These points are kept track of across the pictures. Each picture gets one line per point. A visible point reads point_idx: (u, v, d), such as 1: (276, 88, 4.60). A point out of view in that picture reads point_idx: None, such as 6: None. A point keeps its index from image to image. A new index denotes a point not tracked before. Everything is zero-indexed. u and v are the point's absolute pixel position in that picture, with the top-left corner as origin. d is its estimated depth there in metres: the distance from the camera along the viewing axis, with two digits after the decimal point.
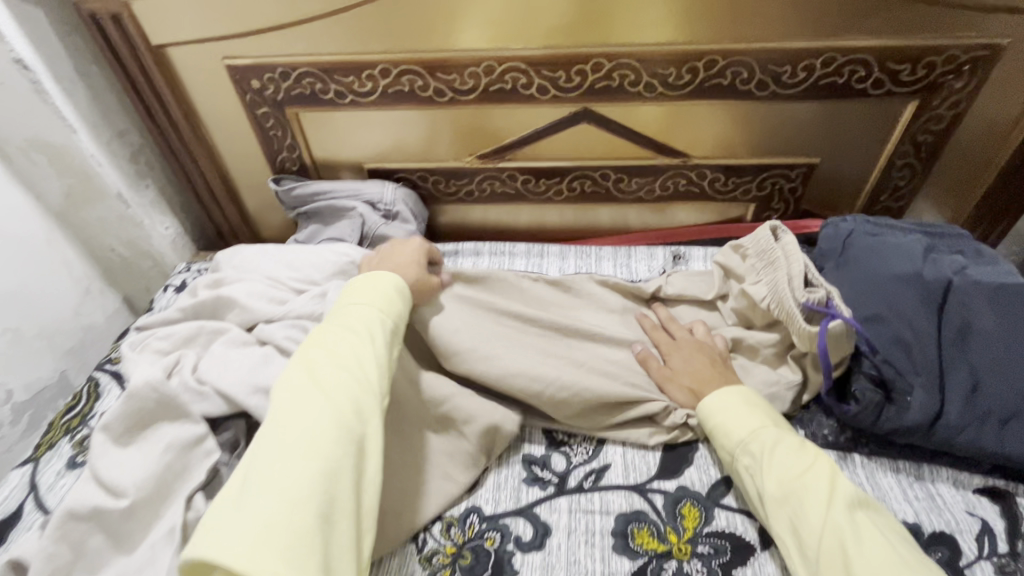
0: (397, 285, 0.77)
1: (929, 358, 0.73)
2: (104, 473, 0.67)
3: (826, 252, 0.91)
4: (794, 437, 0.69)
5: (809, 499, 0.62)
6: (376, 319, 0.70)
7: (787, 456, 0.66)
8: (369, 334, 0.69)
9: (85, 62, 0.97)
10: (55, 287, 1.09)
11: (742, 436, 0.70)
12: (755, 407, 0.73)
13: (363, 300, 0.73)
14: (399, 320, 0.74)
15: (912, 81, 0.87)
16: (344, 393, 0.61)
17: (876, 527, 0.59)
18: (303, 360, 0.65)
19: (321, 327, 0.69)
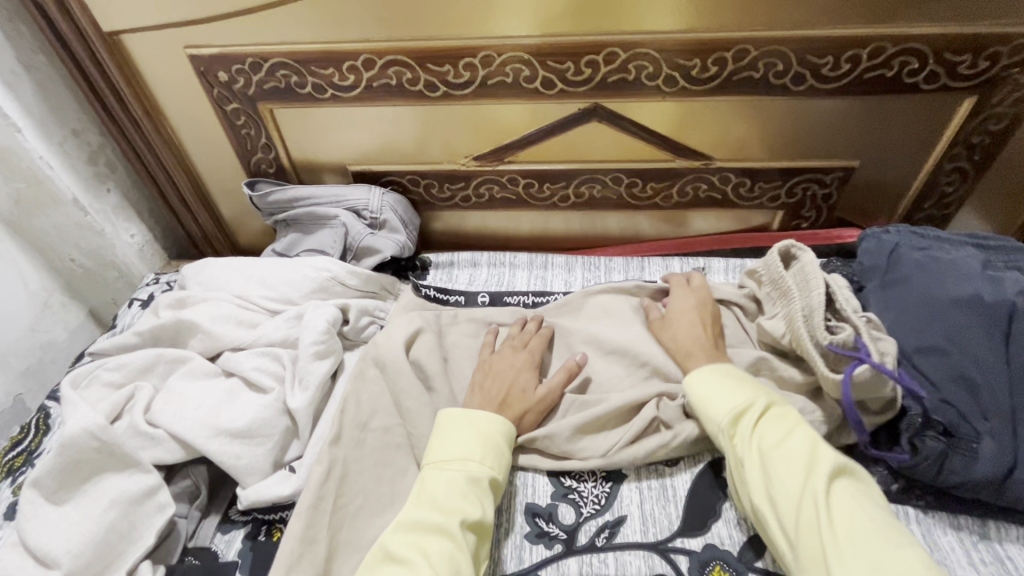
0: (504, 429, 0.68)
1: (1000, 400, 0.62)
2: (33, 538, 0.57)
3: (869, 268, 0.81)
4: (774, 404, 0.63)
5: (786, 468, 0.56)
6: (476, 471, 0.62)
7: (765, 424, 0.61)
8: (475, 491, 0.61)
9: (30, 51, 0.85)
10: (5, 301, 1.00)
11: (715, 407, 0.65)
12: (733, 376, 0.67)
13: (469, 447, 0.64)
14: (505, 471, 0.65)
15: (971, 74, 0.76)
16: (449, 566, 0.54)
17: (851, 495, 0.53)
18: (405, 525, 0.58)
19: (422, 481, 0.62)
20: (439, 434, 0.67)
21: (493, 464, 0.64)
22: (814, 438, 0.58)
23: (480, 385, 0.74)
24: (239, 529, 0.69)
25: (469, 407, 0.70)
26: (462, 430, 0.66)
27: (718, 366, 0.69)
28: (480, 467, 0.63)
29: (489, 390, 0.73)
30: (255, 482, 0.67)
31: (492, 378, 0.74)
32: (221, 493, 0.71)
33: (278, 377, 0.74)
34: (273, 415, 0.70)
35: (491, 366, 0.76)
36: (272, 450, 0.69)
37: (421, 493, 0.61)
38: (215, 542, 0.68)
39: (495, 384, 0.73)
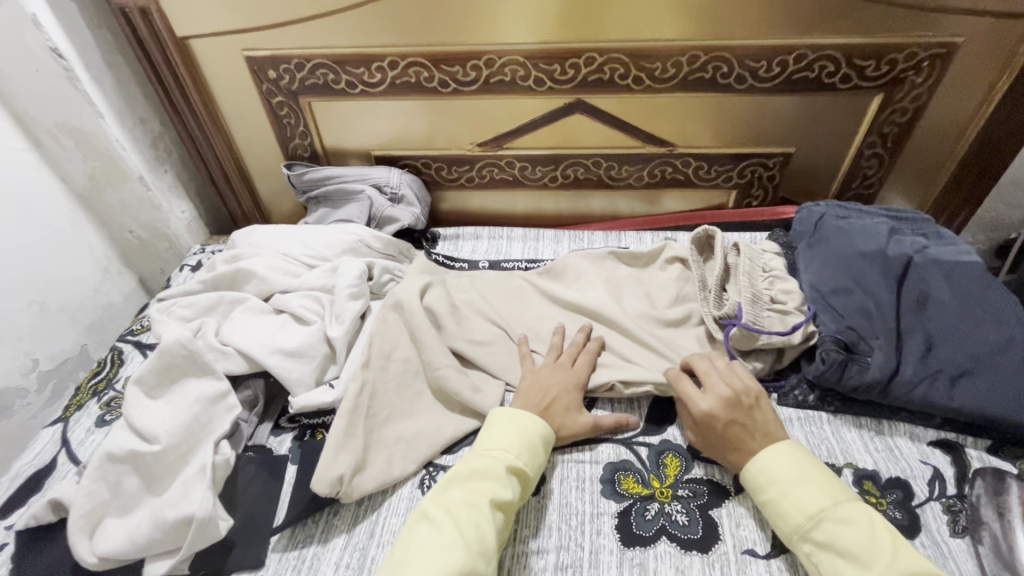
0: (544, 431, 0.75)
1: (888, 324, 0.81)
2: (138, 421, 0.73)
3: (800, 233, 1.00)
4: (869, 522, 0.60)
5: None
6: (510, 461, 0.69)
7: (859, 545, 0.59)
8: (507, 477, 0.68)
9: (112, 52, 1.03)
10: (76, 264, 1.15)
11: (803, 524, 0.62)
12: (810, 482, 0.65)
13: (508, 438, 0.72)
14: (537, 463, 0.73)
15: (877, 76, 0.95)
16: (471, 536, 0.62)
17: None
18: (444, 495, 0.67)
19: (463, 463, 0.70)
20: (488, 433, 0.74)
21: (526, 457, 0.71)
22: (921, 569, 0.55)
23: (524, 393, 0.80)
24: (288, 432, 0.85)
25: (514, 407, 0.77)
26: (507, 425, 0.74)
27: (768, 453, 0.69)
28: (514, 459, 0.70)
29: (532, 397, 0.79)
30: (303, 393, 0.83)
31: (536, 386, 0.81)
32: (273, 406, 0.88)
33: (319, 314, 0.91)
34: (317, 341, 0.87)
35: (538, 376, 0.83)
36: (316, 368, 0.86)
37: (464, 479, 0.68)
38: (270, 441, 0.84)
39: (540, 394, 0.80)
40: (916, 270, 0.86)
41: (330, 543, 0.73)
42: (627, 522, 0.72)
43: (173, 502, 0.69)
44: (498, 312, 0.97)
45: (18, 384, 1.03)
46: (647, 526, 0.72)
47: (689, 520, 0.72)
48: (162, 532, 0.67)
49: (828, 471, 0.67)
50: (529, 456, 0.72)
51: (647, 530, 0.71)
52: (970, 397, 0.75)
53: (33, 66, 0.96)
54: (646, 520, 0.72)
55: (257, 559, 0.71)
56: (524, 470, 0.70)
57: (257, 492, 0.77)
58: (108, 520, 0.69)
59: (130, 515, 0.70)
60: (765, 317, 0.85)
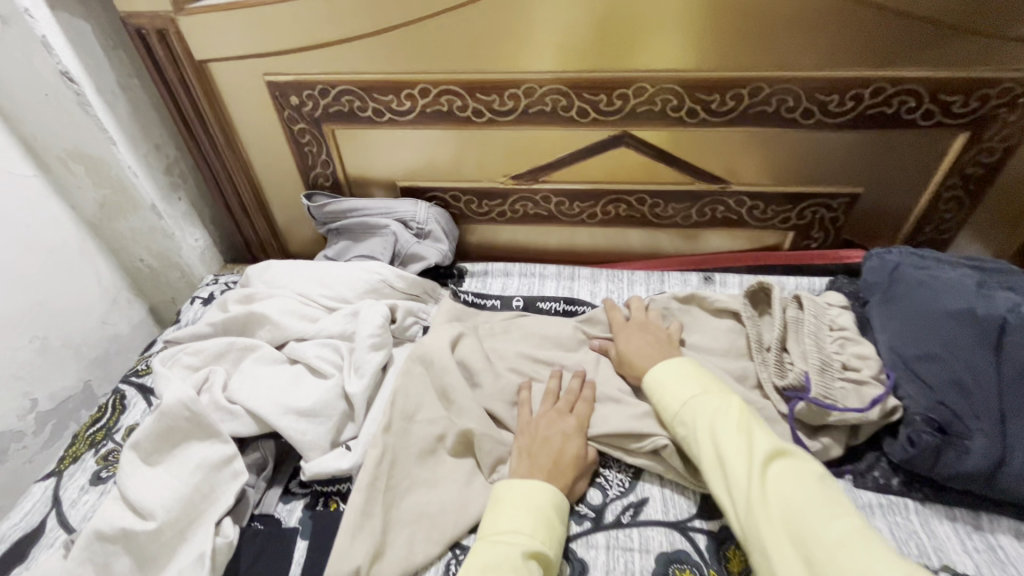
0: (556, 500, 0.68)
1: (989, 400, 0.68)
2: (133, 494, 0.65)
3: (873, 284, 0.89)
4: (726, 404, 0.69)
5: (733, 456, 0.63)
6: (526, 546, 0.62)
7: (715, 417, 0.68)
8: (527, 566, 0.60)
9: (127, 75, 0.98)
10: (82, 295, 1.09)
11: (677, 408, 0.73)
12: (688, 379, 0.75)
13: (520, 521, 0.65)
14: (555, 545, 0.65)
15: (964, 113, 0.85)
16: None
17: (797, 478, 0.59)
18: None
19: (470, 560, 0.62)
20: (491, 513, 0.67)
21: (543, 537, 0.64)
22: (756, 426, 0.65)
23: (529, 452, 0.73)
24: (299, 500, 0.76)
25: (520, 476, 0.70)
26: (513, 504, 0.67)
27: (669, 363, 0.78)
28: (529, 542, 0.62)
29: (537, 457, 0.72)
30: (316, 457, 0.75)
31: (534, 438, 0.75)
32: (284, 466, 0.79)
33: (337, 365, 0.83)
34: (334, 398, 0.78)
35: (538, 427, 0.76)
36: (331, 429, 0.77)
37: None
38: (278, 510, 0.75)
39: (544, 451, 0.73)
40: (1016, 335, 0.70)
41: None
42: None
43: None
44: (533, 365, 0.88)
45: (14, 427, 0.96)
46: None
47: None
48: None
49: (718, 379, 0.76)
50: (546, 535, 0.64)
51: None
52: None
53: (43, 91, 0.90)
54: None
55: None
56: (544, 556, 0.62)
57: (262, 574, 0.68)
58: None
59: None
60: (837, 389, 0.75)
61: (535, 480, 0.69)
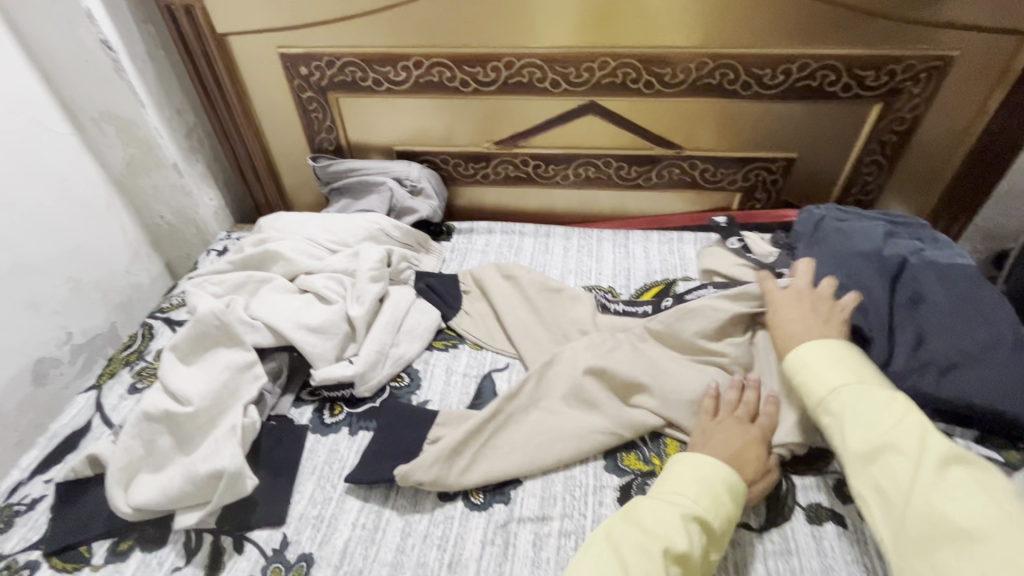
0: (727, 481, 0.66)
1: (882, 318, 0.85)
2: (174, 385, 0.79)
3: (800, 233, 1.05)
4: (885, 396, 0.63)
5: (897, 458, 0.58)
6: (692, 509, 0.63)
7: (872, 410, 0.62)
8: (685, 524, 0.62)
9: (155, 47, 1.11)
10: (109, 244, 1.21)
11: (823, 394, 0.67)
12: (840, 362, 0.68)
13: (692, 485, 0.66)
14: (723, 519, 0.64)
15: (877, 86, 1.00)
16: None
17: (974, 481, 0.54)
18: (615, 534, 0.63)
19: (642, 503, 0.66)
20: (669, 472, 0.69)
21: (711, 510, 0.63)
22: (926, 424, 0.59)
23: (703, 439, 0.73)
24: (309, 404, 0.90)
25: (692, 453, 0.70)
26: (687, 473, 0.67)
27: (807, 343, 0.72)
28: (695, 509, 0.63)
29: (715, 446, 0.71)
30: (324, 366, 0.88)
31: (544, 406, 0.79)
32: (295, 378, 0.93)
33: (341, 295, 0.96)
34: (339, 319, 0.92)
35: (716, 425, 0.74)
36: (336, 344, 0.90)
37: (632, 520, 0.64)
38: (291, 412, 0.89)
39: (721, 441, 0.71)
40: (910, 271, 0.90)
41: (348, 505, 0.77)
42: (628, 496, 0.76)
43: (205, 457, 0.74)
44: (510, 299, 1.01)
45: (52, 354, 1.09)
46: None
47: None
48: (193, 485, 0.72)
49: (866, 366, 0.69)
50: (717, 511, 0.63)
51: None
52: (960, 387, 0.78)
53: (84, 57, 1.03)
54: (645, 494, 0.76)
55: (278, 517, 0.75)
56: (704, 523, 0.62)
57: (279, 456, 0.82)
58: (142, 475, 0.75)
59: (162, 471, 0.75)
60: None
61: (708, 457, 0.68)
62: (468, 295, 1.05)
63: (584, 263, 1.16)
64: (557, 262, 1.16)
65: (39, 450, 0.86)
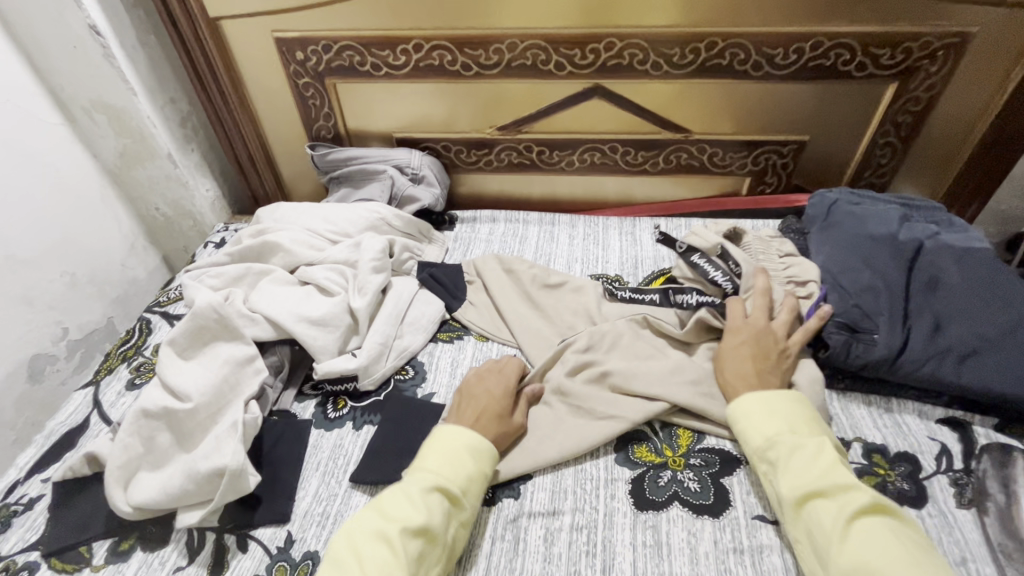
0: (470, 445, 0.70)
1: (896, 302, 0.83)
2: (173, 381, 0.77)
3: (812, 217, 1.02)
4: (816, 446, 0.66)
5: (825, 506, 0.61)
6: (434, 481, 0.65)
7: (805, 461, 0.65)
8: (425, 499, 0.64)
9: (145, 33, 1.07)
10: (104, 237, 1.18)
11: (761, 441, 0.69)
12: (778, 412, 0.70)
13: (437, 459, 0.68)
14: (464, 481, 0.67)
15: (893, 64, 0.97)
16: (382, 569, 0.58)
17: (890, 537, 0.57)
18: (354, 526, 0.63)
19: (385, 493, 0.66)
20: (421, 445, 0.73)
21: (449, 479, 0.66)
22: (850, 478, 0.62)
23: (457, 407, 0.78)
24: (311, 399, 0.88)
25: (452, 423, 0.75)
26: (436, 446, 0.70)
27: (760, 391, 0.73)
28: (432, 482, 0.65)
29: (465, 409, 0.77)
30: (326, 359, 0.86)
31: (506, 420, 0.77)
32: (297, 372, 0.90)
33: (342, 286, 0.94)
34: (341, 311, 0.89)
35: (467, 387, 0.80)
36: (339, 337, 0.88)
37: (380, 506, 0.64)
38: (294, 407, 0.87)
39: (471, 405, 0.77)
40: (927, 255, 0.88)
41: (353, 501, 0.75)
42: (640, 488, 0.74)
43: (207, 455, 0.71)
44: (516, 288, 0.99)
45: (48, 351, 1.07)
46: (659, 492, 0.74)
47: (701, 487, 0.74)
48: (194, 484, 0.70)
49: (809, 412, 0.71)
50: (454, 478, 0.67)
51: (660, 495, 0.74)
52: (978, 373, 0.76)
53: (71, 43, 0.99)
54: (658, 486, 0.74)
55: (282, 514, 0.73)
56: (445, 492, 0.65)
57: (282, 452, 0.80)
58: (142, 473, 0.73)
59: (162, 469, 0.73)
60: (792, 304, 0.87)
61: (458, 425, 0.73)
62: (472, 286, 1.02)
63: (591, 251, 1.13)
64: (562, 251, 1.14)
65: (37, 448, 0.84)
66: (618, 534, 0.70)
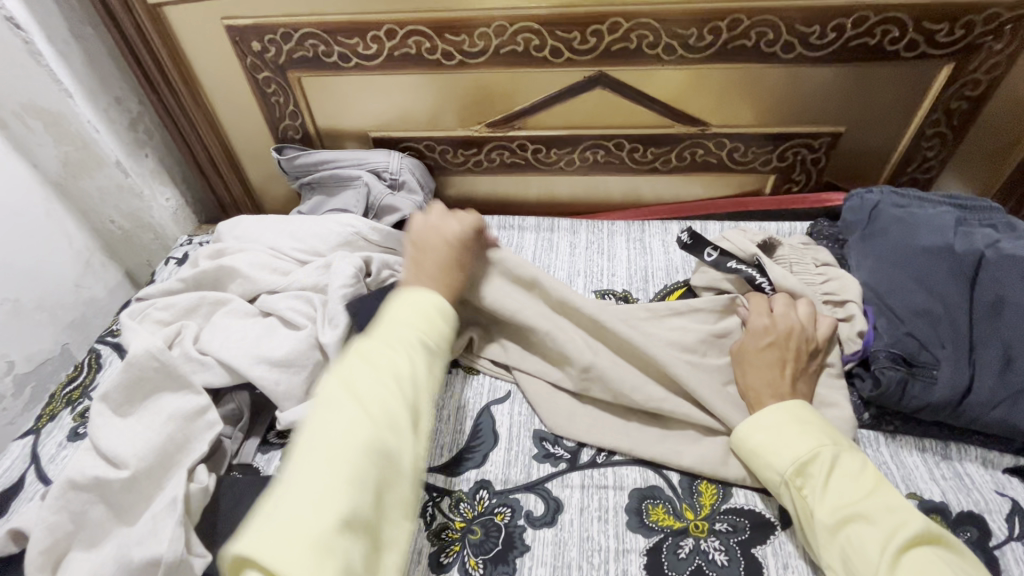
0: (439, 303, 0.65)
1: (956, 330, 0.69)
2: (106, 444, 0.65)
3: (851, 225, 0.89)
4: (857, 465, 0.60)
5: (867, 530, 0.55)
6: (417, 334, 0.60)
7: (848, 480, 0.59)
8: (412, 348, 0.59)
9: (79, 23, 0.93)
10: (52, 257, 1.06)
11: (792, 456, 0.62)
12: (811, 426, 0.64)
13: (413, 314, 0.62)
14: (443, 325, 0.64)
15: (949, 42, 0.82)
16: (373, 427, 0.52)
17: (945, 567, 0.51)
18: (332, 380, 0.56)
19: (362, 340, 0.60)
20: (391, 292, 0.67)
21: (432, 337, 0.62)
22: (898, 500, 0.57)
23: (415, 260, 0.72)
24: (278, 449, 0.77)
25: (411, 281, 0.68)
26: (409, 299, 0.63)
27: (780, 405, 0.67)
28: (420, 338, 0.60)
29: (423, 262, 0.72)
30: (292, 407, 0.75)
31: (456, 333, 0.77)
32: (261, 419, 0.79)
33: (309, 316, 0.81)
34: (307, 348, 0.77)
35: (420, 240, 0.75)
36: (306, 379, 0.76)
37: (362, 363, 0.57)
38: (257, 459, 0.75)
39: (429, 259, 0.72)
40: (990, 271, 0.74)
41: None
42: (657, 561, 0.63)
43: (142, 539, 0.60)
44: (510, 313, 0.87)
45: None
46: (679, 567, 0.62)
47: (729, 560, 0.63)
48: (128, 574, 0.59)
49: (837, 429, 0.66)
50: (434, 334, 0.62)
51: (680, 571, 0.62)
52: None
53: None
54: (678, 559, 0.63)
55: None
56: (428, 347, 0.60)
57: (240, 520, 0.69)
58: (73, 555, 0.62)
59: (96, 549, 0.62)
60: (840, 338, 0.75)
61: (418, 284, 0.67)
62: None
63: (595, 262, 1.00)
64: (563, 262, 1.01)
65: None
66: None
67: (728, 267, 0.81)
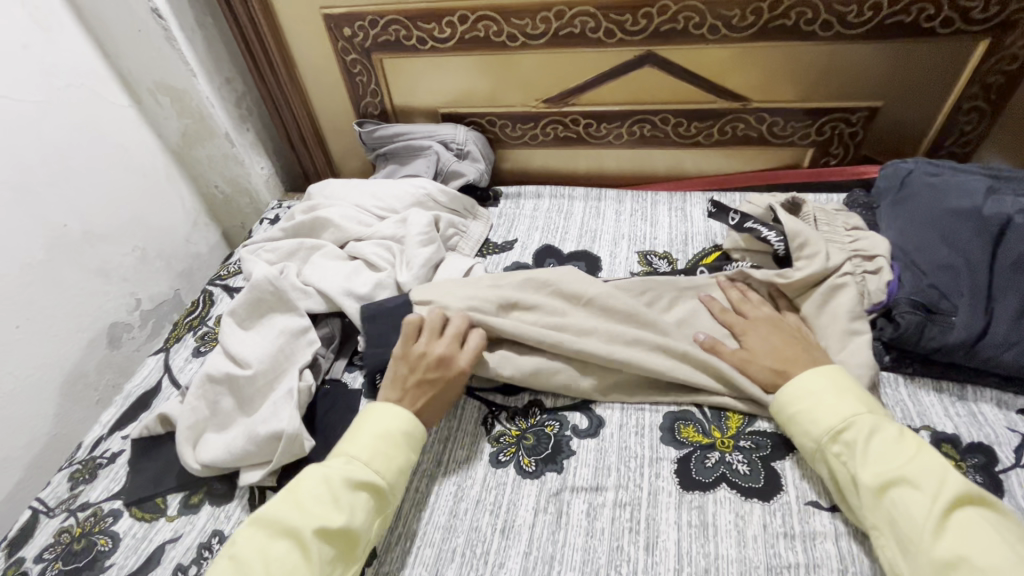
0: (405, 426, 0.71)
1: (976, 280, 0.75)
2: (235, 348, 0.81)
3: (885, 190, 0.95)
4: (896, 432, 0.62)
5: (911, 493, 0.57)
6: (361, 478, 0.65)
7: (886, 447, 0.61)
8: (348, 497, 0.63)
9: (203, 15, 1.10)
10: (170, 215, 1.26)
11: (831, 422, 0.65)
12: (848, 393, 0.67)
13: (367, 451, 0.68)
14: (393, 476, 0.68)
15: (984, 18, 0.87)
16: (293, 567, 0.58)
17: (991, 527, 0.53)
18: (269, 514, 0.62)
19: (303, 479, 0.65)
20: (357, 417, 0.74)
21: (380, 480, 0.66)
22: (942, 465, 0.59)
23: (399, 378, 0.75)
24: (361, 369, 0.90)
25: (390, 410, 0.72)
26: (368, 429, 0.70)
27: (805, 371, 0.70)
28: (361, 481, 0.65)
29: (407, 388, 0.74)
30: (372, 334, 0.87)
31: (415, 369, 0.75)
32: (347, 344, 0.92)
33: (390, 262, 0.95)
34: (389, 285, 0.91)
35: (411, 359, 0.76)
36: None
37: (303, 498, 0.63)
38: (345, 376, 0.89)
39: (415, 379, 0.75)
40: None
41: None
42: (687, 468, 0.73)
43: (265, 419, 0.75)
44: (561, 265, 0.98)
45: (124, 320, 1.16)
46: (706, 473, 0.72)
47: (750, 470, 0.72)
48: (255, 445, 0.74)
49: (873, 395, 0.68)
50: (383, 476, 0.67)
51: (706, 476, 0.72)
52: None
53: (137, 27, 1.04)
54: (705, 467, 0.73)
55: None
56: (372, 489, 0.65)
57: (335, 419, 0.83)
58: (208, 434, 0.77)
59: (226, 430, 0.78)
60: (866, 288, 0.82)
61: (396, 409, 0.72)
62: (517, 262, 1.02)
63: (638, 227, 1.10)
64: (608, 227, 1.10)
65: (116, 408, 0.92)
66: (663, 513, 0.69)
67: (747, 227, 0.88)
